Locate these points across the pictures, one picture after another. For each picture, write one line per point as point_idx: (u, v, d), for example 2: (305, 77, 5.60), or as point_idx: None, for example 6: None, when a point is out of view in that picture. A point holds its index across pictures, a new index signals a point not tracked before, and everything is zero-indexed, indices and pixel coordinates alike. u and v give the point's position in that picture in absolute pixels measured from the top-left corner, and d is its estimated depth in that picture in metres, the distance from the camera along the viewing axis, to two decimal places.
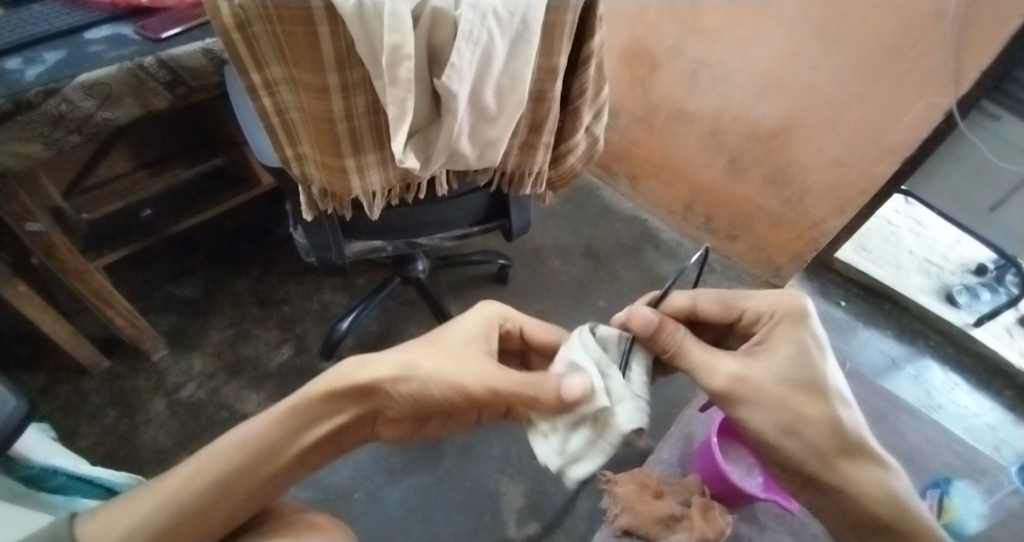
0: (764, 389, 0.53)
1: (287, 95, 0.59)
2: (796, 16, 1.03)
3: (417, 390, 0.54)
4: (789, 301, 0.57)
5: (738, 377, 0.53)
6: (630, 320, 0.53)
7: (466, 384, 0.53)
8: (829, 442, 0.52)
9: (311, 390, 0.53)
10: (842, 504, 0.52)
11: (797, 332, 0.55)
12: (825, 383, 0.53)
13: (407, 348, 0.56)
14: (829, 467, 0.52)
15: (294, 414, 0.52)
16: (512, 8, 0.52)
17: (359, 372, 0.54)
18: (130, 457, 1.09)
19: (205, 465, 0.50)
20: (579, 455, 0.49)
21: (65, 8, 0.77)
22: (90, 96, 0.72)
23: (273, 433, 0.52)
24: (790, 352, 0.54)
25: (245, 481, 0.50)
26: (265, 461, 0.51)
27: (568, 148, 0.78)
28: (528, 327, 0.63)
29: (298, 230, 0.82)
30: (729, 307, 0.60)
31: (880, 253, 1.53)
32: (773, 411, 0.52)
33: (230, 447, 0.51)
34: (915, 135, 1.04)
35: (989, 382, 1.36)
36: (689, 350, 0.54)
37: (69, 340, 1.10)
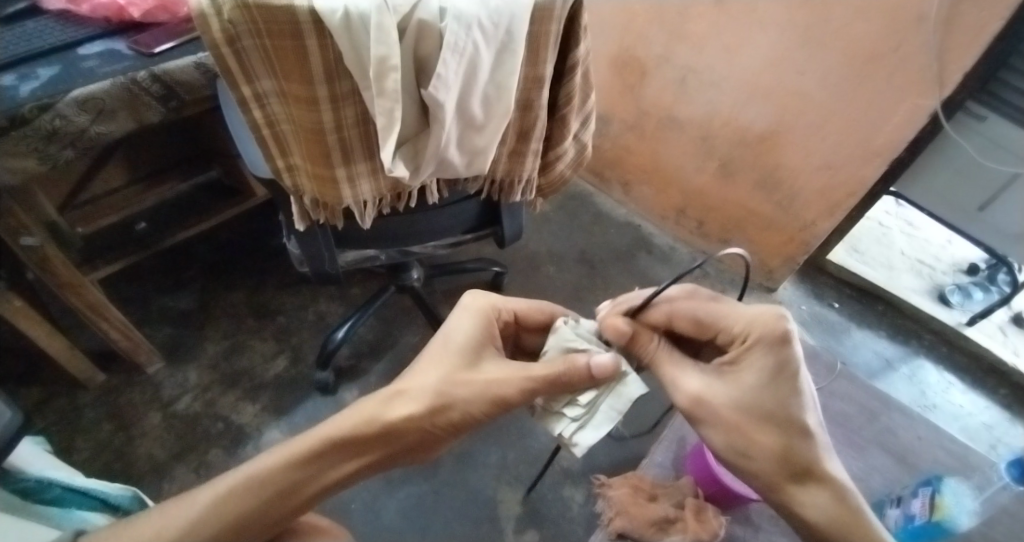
0: (722, 410, 0.53)
1: (277, 107, 0.59)
2: (782, 23, 1.05)
3: (452, 419, 0.53)
4: (764, 326, 0.52)
5: (698, 395, 0.54)
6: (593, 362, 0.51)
7: (504, 395, 0.53)
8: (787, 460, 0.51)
9: (338, 429, 0.51)
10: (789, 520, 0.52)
11: (768, 358, 0.52)
12: (789, 412, 0.51)
13: (429, 375, 0.55)
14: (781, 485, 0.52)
15: (318, 453, 0.50)
16: (497, 19, 0.53)
17: (387, 410, 0.52)
18: (126, 470, 1.09)
19: (215, 503, 0.47)
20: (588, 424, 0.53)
21: (60, 26, 0.78)
22: (84, 111, 0.73)
23: (294, 473, 0.49)
24: (756, 379, 0.52)
25: (261, 520, 0.47)
26: (289, 498, 0.48)
27: (557, 156, 0.79)
28: (520, 310, 0.62)
29: (291, 240, 0.82)
30: (705, 324, 0.56)
31: (872, 255, 1.54)
32: (727, 433, 0.53)
33: (247, 485, 0.48)
34: (901, 137, 1.05)
35: (984, 381, 1.37)
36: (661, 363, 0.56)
37: (64, 354, 1.10)
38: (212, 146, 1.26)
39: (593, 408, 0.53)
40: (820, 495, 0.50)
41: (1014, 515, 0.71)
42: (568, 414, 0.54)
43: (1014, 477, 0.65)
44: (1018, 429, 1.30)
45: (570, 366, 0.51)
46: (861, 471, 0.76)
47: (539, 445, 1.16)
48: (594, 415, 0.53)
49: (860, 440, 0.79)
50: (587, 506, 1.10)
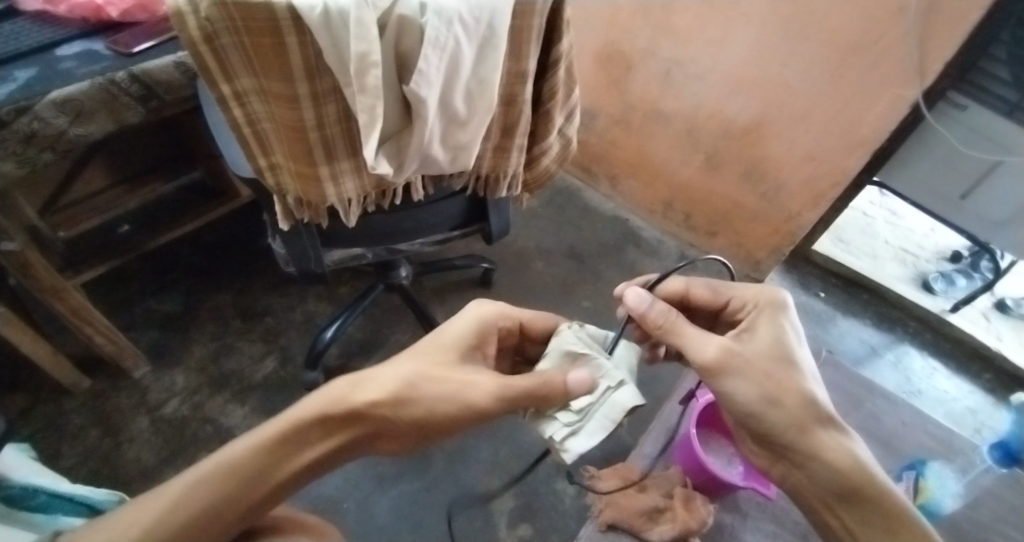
0: (751, 362, 0.54)
1: (257, 105, 0.59)
2: (764, 15, 1.06)
3: (416, 414, 0.53)
4: (772, 291, 0.59)
5: (729, 348, 0.54)
6: (626, 298, 0.57)
7: (477, 402, 0.53)
8: (812, 415, 0.53)
9: (305, 411, 0.50)
10: (817, 475, 0.52)
11: (779, 318, 0.57)
12: (800, 362, 0.55)
13: (404, 366, 0.55)
14: (811, 438, 0.52)
15: (287, 438, 0.49)
16: (478, 14, 0.53)
17: (354, 394, 0.52)
18: (114, 476, 1.08)
19: (183, 493, 0.44)
20: (579, 431, 0.54)
21: (35, 26, 0.77)
22: (62, 113, 0.72)
23: (264, 456, 0.47)
24: (771, 334, 0.56)
25: (234, 506, 0.45)
26: (260, 479, 0.46)
27: (542, 150, 0.79)
28: (526, 319, 0.63)
29: (275, 240, 0.81)
30: (718, 294, 0.62)
31: (856, 244, 1.56)
32: (759, 385, 0.53)
33: (217, 469, 0.46)
34: (882, 127, 1.06)
35: (968, 366, 1.39)
36: (680, 324, 0.55)
37: (48, 360, 1.09)
38: (196, 146, 1.25)
39: (586, 415, 0.54)
40: (847, 446, 0.52)
41: (998, 497, 0.72)
42: (561, 419, 0.55)
43: (996, 458, 0.66)
44: (1000, 413, 1.32)
45: (551, 379, 0.53)
46: None
47: (530, 440, 1.17)
48: (587, 423, 0.54)
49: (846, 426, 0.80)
50: (579, 499, 1.10)
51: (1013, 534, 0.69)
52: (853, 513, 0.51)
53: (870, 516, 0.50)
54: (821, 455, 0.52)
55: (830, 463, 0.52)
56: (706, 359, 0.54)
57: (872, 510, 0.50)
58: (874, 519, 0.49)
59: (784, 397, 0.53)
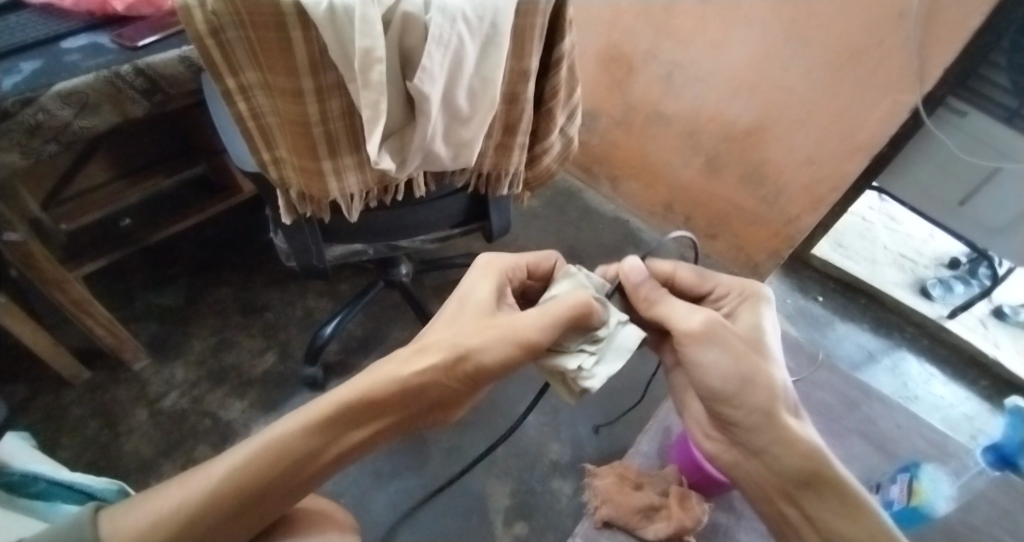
0: (734, 338, 0.54)
1: (262, 99, 0.59)
2: (766, 19, 1.06)
3: (467, 371, 0.51)
4: (751, 285, 0.61)
5: (714, 319, 0.55)
6: (622, 269, 0.60)
7: (526, 336, 0.51)
8: (777, 401, 0.53)
9: (351, 391, 0.49)
10: (776, 460, 0.52)
11: (760, 309, 0.59)
12: (768, 347, 0.56)
13: (444, 332, 0.54)
14: (774, 424, 0.52)
15: (335, 419, 0.48)
16: (481, 12, 0.53)
17: (402, 368, 0.50)
18: (113, 467, 1.09)
19: (231, 475, 0.44)
20: (600, 360, 0.54)
21: (43, 19, 0.78)
22: (67, 105, 0.72)
23: (310, 438, 0.47)
24: (752, 322, 0.58)
25: (284, 485, 0.46)
26: (308, 461, 0.46)
27: (543, 149, 0.80)
28: (530, 261, 0.64)
29: (277, 235, 0.82)
30: (703, 279, 0.63)
31: (855, 249, 1.57)
32: (734, 358, 0.54)
33: (263, 451, 0.45)
34: (883, 133, 1.07)
35: (965, 372, 1.40)
36: (662, 301, 0.58)
37: (49, 351, 1.09)
38: (198, 141, 1.26)
39: (605, 344, 0.55)
40: (809, 433, 0.52)
41: (991, 500, 0.73)
42: (585, 350, 0.55)
43: (989, 461, 0.66)
44: (997, 419, 1.33)
45: (590, 303, 0.53)
46: (842, 458, 0.77)
47: (527, 438, 1.17)
48: (608, 351, 0.54)
49: (840, 427, 0.80)
50: (576, 497, 1.11)
51: (1004, 537, 0.70)
52: (812, 499, 0.50)
53: (829, 502, 0.48)
54: (783, 440, 0.51)
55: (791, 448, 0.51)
56: (689, 329, 0.54)
57: (834, 494, 0.48)
58: (837, 507, 0.48)
59: (753, 378, 0.53)
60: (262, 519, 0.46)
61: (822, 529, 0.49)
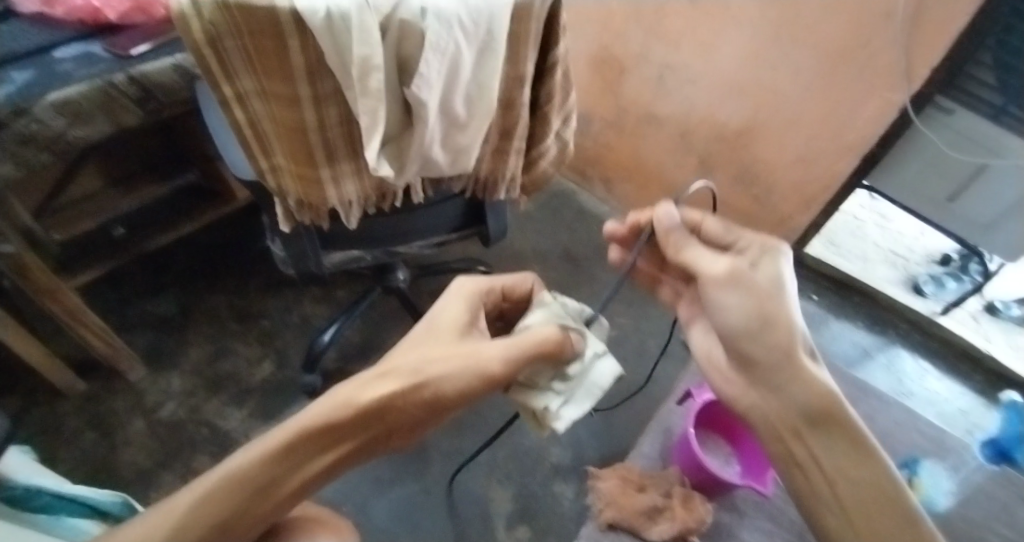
0: (758, 283, 0.51)
1: (258, 106, 0.59)
2: (754, 21, 1.07)
3: (432, 398, 0.47)
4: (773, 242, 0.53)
5: (736, 270, 0.52)
6: (656, 212, 0.60)
7: (491, 367, 0.50)
8: (796, 343, 0.49)
9: (306, 421, 0.43)
10: (790, 399, 0.49)
11: (781, 260, 0.51)
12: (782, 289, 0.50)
13: (410, 355, 0.50)
14: (792, 364, 0.48)
15: (293, 450, 0.42)
16: (477, 18, 0.53)
17: (364, 392, 0.45)
18: (112, 479, 1.08)
19: (173, 520, 0.39)
20: (569, 399, 0.56)
21: (33, 28, 0.77)
22: (60, 115, 0.71)
23: (260, 477, 0.41)
24: (771, 275, 0.50)
25: (229, 532, 0.41)
26: (259, 501, 0.41)
27: (539, 153, 0.80)
28: (508, 285, 0.63)
29: (274, 242, 0.81)
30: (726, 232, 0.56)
31: (848, 247, 1.58)
32: (753, 302, 0.51)
33: (211, 492, 0.40)
34: (871, 132, 1.11)
35: (958, 367, 1.42)
36: (690, 248, 0.57)
37: (43, 363, 1.08)
38: (192, 149, 1.24)
39: (578, 381, 0.56)
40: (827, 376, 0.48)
41: (989, 494, 0.73)
42: (555, 388, 0.56)
43: None
44: (991, 413, 1.35)
45: (558, 342, 0.54)
46: None
47: (527, 441, 1.17)
48: (579, 389, 0.56)
49: None
50: (577, 499, 1.11)
51: (1002, 530, 0.71)
52: (822, 440, 0.47)
53: (838, 442, 0.46)
54: (800, 379, 0.48)
55: (807, 386, 0.48)
56: (714, 274, 0.54)
57: (845, 436, 0.46)
58: (845, 447, 0.46)
59: (775, 319, 0.49)
60: None
61: (830, 473, 0.46)
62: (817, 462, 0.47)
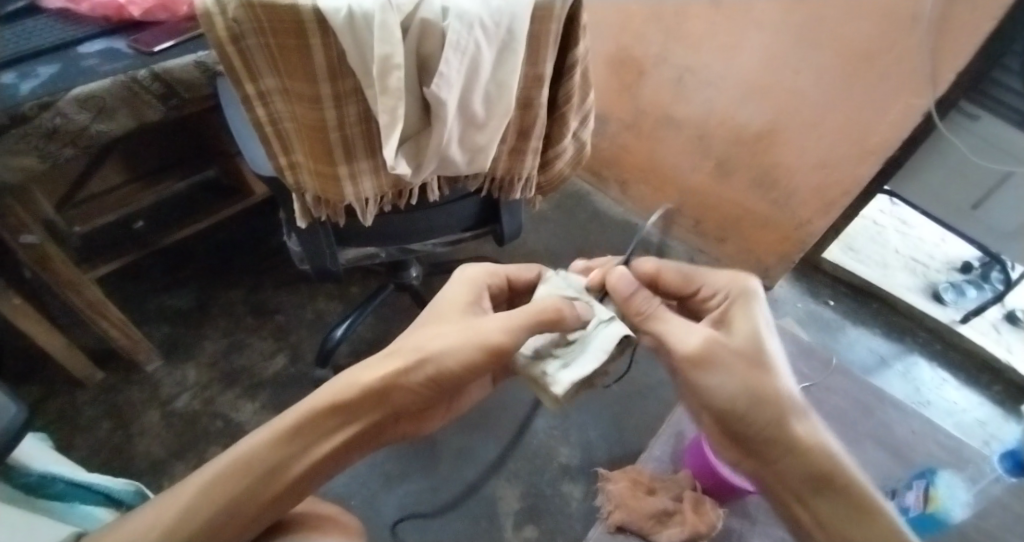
0: (733, 350, 0.52)
1: (280, 105, 0.60)
2: (775, 23, 1.06)
3: (430, 374, 0.53)
4: (742, 280, 0.58)
5: (712, 338, 0.53)
6: (608, 279, 0.57)
7: (491, 338, 0.51)
8: (787, 411, 0.50)
9: (316, 401, 0.50)
10: (787, 470, 0.50)
11: (752, 306, 0.55)
12: (764, 354, 0.52)
13: (408, 339, 0.56)
14: (786, 435, 0.49)
15: (302, 429, 0.49)
16: (498, 19, 0.54)
17: (365, 373, 0.52)
18: (127, 467, 1.10)
19: (202, 491, 0.45)
20: (569, 362, 0.52)
21: (61, 24, 0.79)
22: (84, 109, 0.73)
23: (278, 449, 0.48)
24: (749, 329, 0.53)
25: (254, 503, 0.45)
26: (278, 472, 0.47)
27: (556, 154, 0.80)
28: (512, 274, 0.64)
29: (292, 238, 0.82)
30: (688, 280, 0.62)
31: (866, 253, 1.56)
32: (739, 376, 0.51)
33: (234, 465, 0.46)
34: (894, 137, 1.07)
35: (978, 377, 1.39)
36: (660, 314, 0.56)
37: (63, 352, 1.10)
38: (212, 145, 1.27)
39: (580, 346, 0.53)
40: (823, 439, 0.49)
41: (1008, 508, 0.72)
42: (556, 353, 0.54)
43: (1006, 467, 0.66)
44: (1011, 425, 1.32)
45: (558, 308, 0.52)
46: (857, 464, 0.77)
47: (537, 441, 1.17)
48: (579, 353, 0.53)
49: (853, 434, 0.80)
50: (586, 501, 1.11)
51: None
52: (825, 502, 0.48)
53: (840, 504, 0.47)
54: (797, 452, 0.49)
55: (807, 457, 0.49)
56: (687, 347, 0.53)
57: (844, 500, 0.47)
58: (848, 511, 0.46)
59: (763, 397, 0.50)
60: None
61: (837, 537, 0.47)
62: (823, 527, 0.48)
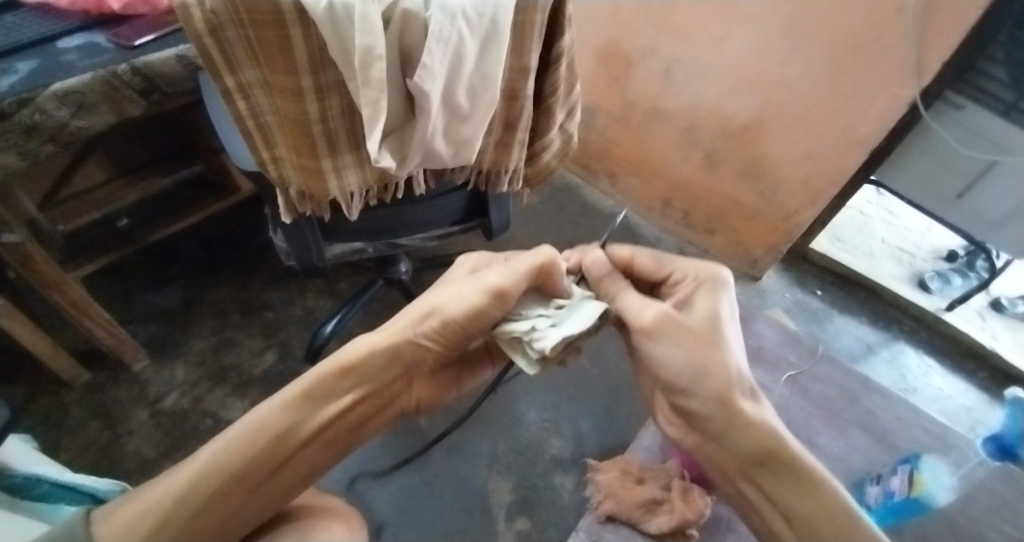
0: (688, 327, 0.54)
1: (261, 98, 0.59)
2: (763, 14, 1.06)
3: (437, 328, 0.53)
4: (709, 270, 0.58)
5: (665, 315, 0.54)
6: (585, 261, 0.59)
7: (494, 282, 0.51)
8: (732, 388, 0.52)
9: (323, 366, 0.51)
10: (730, 444, 0.52)
11: (717, 295, 0.56)
12: (722, 338, 0.54)
13: (414, 303, 0.56)
14: (728, 410, 0.52)
15: (309, 394, 0.50)
16: (481, 9, 0.53)
17: (371, 337, 0.54)
18: (115, 467, 1.09)
19: (215, 456, 0.46)
20: (555, 321, 0.49)
21: (38, 18, 0.77)
22: (64, 105, 0.72)
23: (287, 413, 0.49)
24: (707, 310, 0.55)
25: (265, 462, 0.47)
26: (288, 434, 0.48)
27: (543, 146, 0.80)
28: None
29: (277, 233, 0.82)
30: (661, 265, 0.61)
31: (853, 243, 1.57)
32: (687, 349, 0.53)
33: (244, 430, 0.47)
34: (880, 127, 1.08)
35: (963, 364, 1.41)
36: (624, 291, 0.56)
37: (48, 352, 1.09)
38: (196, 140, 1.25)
39: (565, 310, 0.51)
40: (767, 416, 0.52)
41: (991, 491, 0.73)
42: (539, 315, 0.51)
43: (989, 451, 0.67)
44: (995, 410, 1.34)
45: (551, 258, 0.52)
46: (842, 451, 0.77)
47: (528, 434, 1.17)
48: (565, 314, 0.50)
49: (840, 421, 0.80)
50: (578, 492, 1.11)
51: (1003, 527, 0.70)
52: (769, 478, 0.50)
53: (783, 480, 0.49)
54: (739, 425, 0.51)
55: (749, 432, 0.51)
56: (641, 322, 0.54)
57: (789, 475, 0.49)
58: (788, 483, 0.49)
59: (710, 371, 0.52)
60: (253, 499, 0.48)
61: (781, 506, 0.49)
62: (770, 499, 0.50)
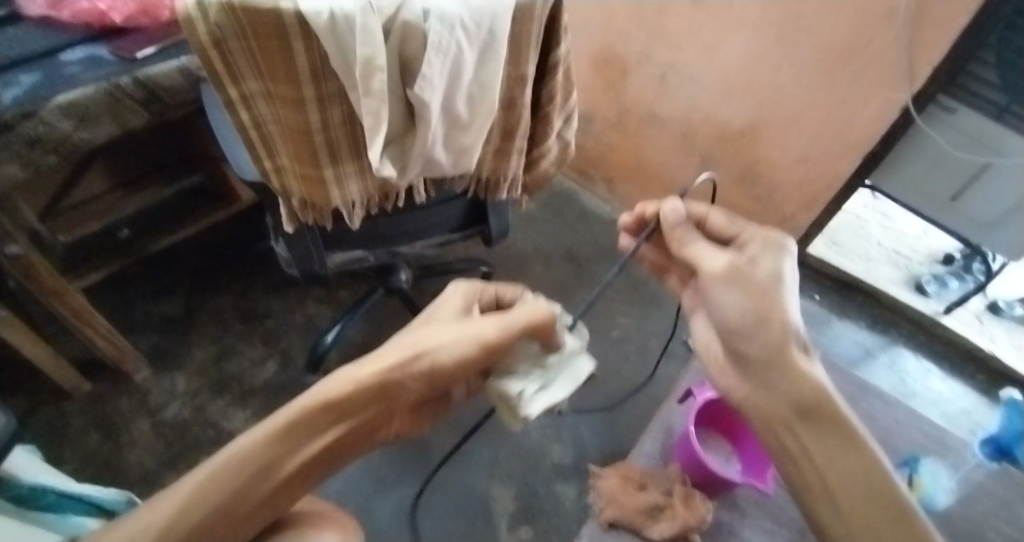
0: (751, 276, 0.56)
1: (264, 108, 0.60)
2: (757, 22, 1.08)
3: (431, 367, 0.51)
4: (773, 234, 0.58)
5: (731, 266, 0.58)
6: (663, 208, 0.64)
7: (486, 335, 0.53)
8: (790, 338, 0.52)
9: (308, 400, 0.47)
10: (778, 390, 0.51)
11: (782, 256, 0.56)
12: (776, 289, 0.55)
13: (405, 338, 0.54)
14: (785, 359, 0.52)
15: (293, 429, 0.46)
16: (479, 20, 0.54)
17: (360, 369, 0.50)
18: (117, 478, 1.08)
19: (191, 494, 0.42)
20: (545, 386, 0.57)
21: (40, 31, 0.78)
22: (67, 117, 0.72)
23: (271, 448, 0.45)
24: (771, 267, 0.56)
25: (243, 502, 0.43)
26: (270, 471, 0.44)
27: (541, 153, 0.81)
28: (504, 291, 0.64)
29: (278, 243, 0.82)
30: (731, 226, 0.63)
31: (849, 247, 1.58)
32: (748, 296, 0.56)
33: (223, 466, 0.44)
34: (872, 132, 1.12)
35: (961, 367, 1.41)
36: (691, 243, 0.62)
37: (50, 363, 1.09)
38: (196, 149, 1.26)
39: (555, 372, 0.58)
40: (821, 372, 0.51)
41: (991, 493, 0.73)
42: (531, 374, 0.57)
43: None
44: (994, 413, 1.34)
45: (547, 313, 0.55)
46: None
47: (529, 440, 1.17)
48: (555, 379, 0.58)
49: None
50: (580, 499, 1.11)
51: (1003, 529, 0.71)
52: (811, 430, 0.49)
53: (827, 433, 0.48)
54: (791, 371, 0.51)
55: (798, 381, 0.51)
56: (712, 269, 0.59)
57: (833, 431, 0.48)
58: (838, 440, 0.47)
59: (767, 317, 0.54)
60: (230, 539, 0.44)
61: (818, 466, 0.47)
62: (806, 451, 0.48)
